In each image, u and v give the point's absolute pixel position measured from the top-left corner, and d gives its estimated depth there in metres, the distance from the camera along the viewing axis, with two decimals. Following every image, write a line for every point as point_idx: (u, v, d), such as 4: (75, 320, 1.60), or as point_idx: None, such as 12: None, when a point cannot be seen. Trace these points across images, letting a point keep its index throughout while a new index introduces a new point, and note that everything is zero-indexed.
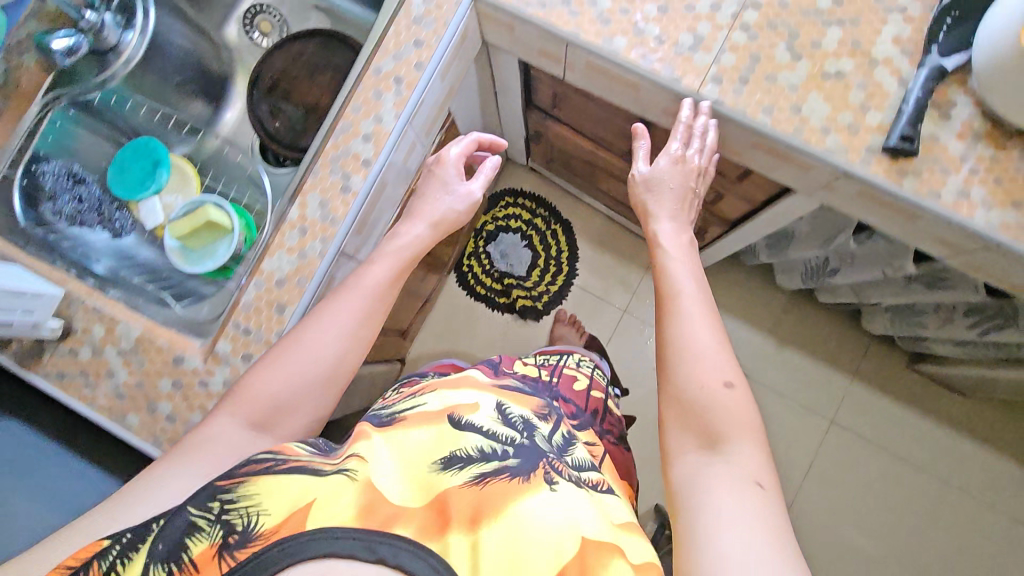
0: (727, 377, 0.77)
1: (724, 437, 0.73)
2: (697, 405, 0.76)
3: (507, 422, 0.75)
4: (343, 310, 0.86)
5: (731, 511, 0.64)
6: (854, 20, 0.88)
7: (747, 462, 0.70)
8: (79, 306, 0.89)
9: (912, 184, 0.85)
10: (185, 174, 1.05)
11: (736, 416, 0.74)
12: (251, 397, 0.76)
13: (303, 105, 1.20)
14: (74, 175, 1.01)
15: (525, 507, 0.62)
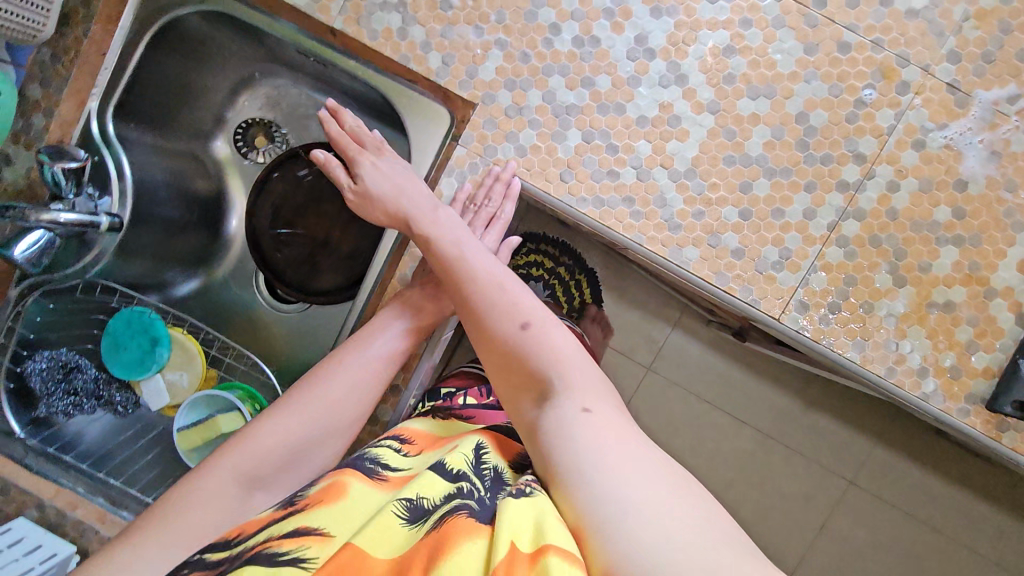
0: (523, 318, 0.64)
1: (558, 374, 0.59)
2: (517, 348, 0.62)
3: (477, 472, 0.58)
4: (364, 374, 0.74)
5: (601, 457, 0.50)
6: (977, 238, 0.73)
7: (582, 382, 0.59)
8: (94, 535, 0.82)
9: (1013, 440, 0.74)
10: (189, 351, 0.96)
11: (556, 352, 0.61)
12: (257, 449, 0.65)
13: (312, 238, 1.06)
14: (65, 363, 0.91)
15: (480, 547, 0.47)
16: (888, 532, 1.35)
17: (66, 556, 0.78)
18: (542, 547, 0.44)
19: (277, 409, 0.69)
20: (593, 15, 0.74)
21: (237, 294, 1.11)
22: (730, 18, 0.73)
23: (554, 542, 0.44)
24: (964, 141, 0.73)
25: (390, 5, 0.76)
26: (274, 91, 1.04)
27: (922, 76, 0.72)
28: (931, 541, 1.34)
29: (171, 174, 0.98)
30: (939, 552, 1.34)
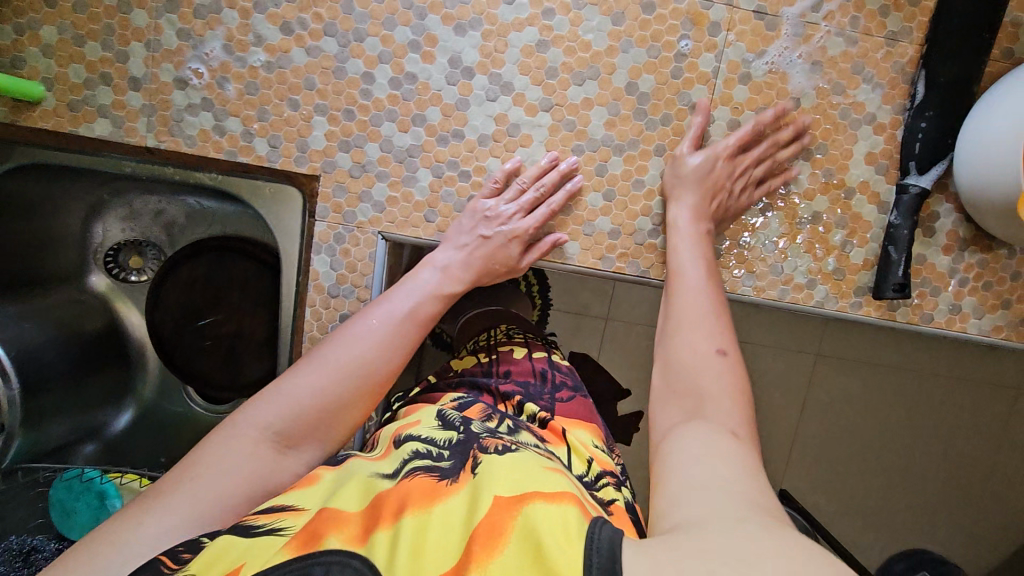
0: (718, 344, 0.61)
1: (724, 403, 0.55)
2: (705, 366, 0.59)
3: (446, 425, 0.60)
4: (397, 338, 0.67)
5: (727, 456, 0.47)
6: (822, 146, 0.76)
7: (736, 414, 0.54)
8: None
9: (906, 314, 0.79)
10: (140, 492, 0.96)
11: (735, 386, 0.57)
12: (287, 401, 0.59)
13: (220, 340, 1.04)
14: (21, 548, 0.90)
15: (455, 503, 0.46)
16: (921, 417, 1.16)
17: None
18: (527, 495, 0.44)
19: (304, 365, 0.63)
20: (400, 52, 0.73)
21: (173, 410, 1.07)
22: (532, 13, 0.73)
23: (536, 490, 0.44)
24: (786, 61, 0.75)
25: (197, 106, 0.74)
26: (127, 207, 0.99)
27: (728, 12, 0.74)
28: (965, 420, 1.16)
29: (57, 325, 0.93)
30: (979, 433, 1.16)
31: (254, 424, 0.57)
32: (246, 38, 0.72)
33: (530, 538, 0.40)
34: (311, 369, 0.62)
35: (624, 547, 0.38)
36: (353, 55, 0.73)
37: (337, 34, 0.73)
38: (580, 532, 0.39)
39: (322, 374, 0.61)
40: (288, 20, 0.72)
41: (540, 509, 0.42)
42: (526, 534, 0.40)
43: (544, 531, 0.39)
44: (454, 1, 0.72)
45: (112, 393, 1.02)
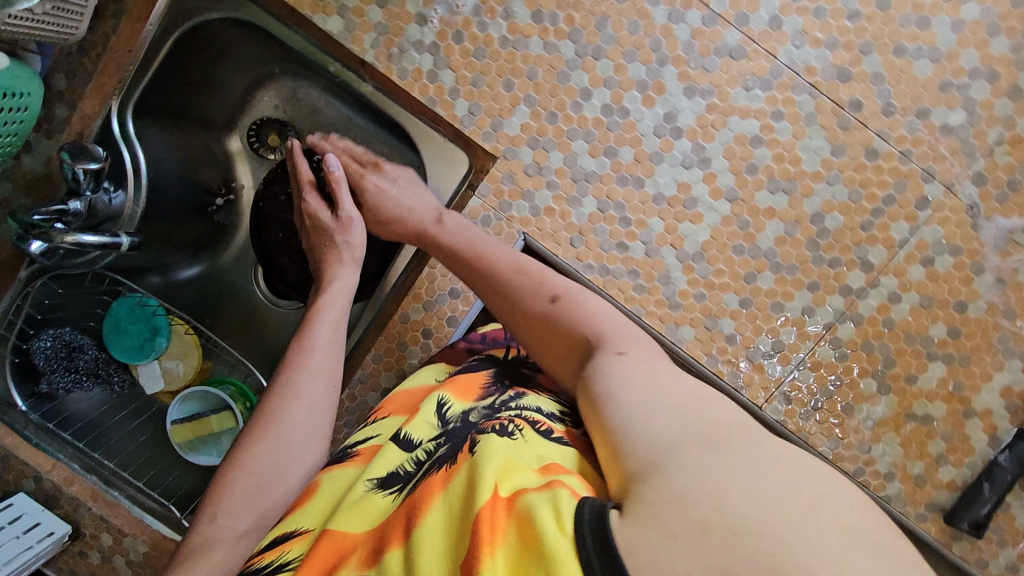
0: (550, 291, 0.60)
1: (614, 330, 0.56)
2: (551, 321, 0.58)
3: (440, 417, 0.57)
4: (309, 354, 0.66)
5: (648, 393, 0.47)
6: (966, 359, 0.75)
7: (622, 334, 0.55)
8: (86, 511, 0.86)
9: (963, 550, 0.77)
10: (187, 344, 1.00)
11: (590, 313, 0.57)
12: (218, 492, 0.57)
13: (286, 219, 1.05)
14: (69, 342, 0.95)
15: (456, 493, 0.45)
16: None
17: (60, 536, 0.84)
18: (523, 488, 0.43)
19: (234, 451, 0.60)
20: (626, 85, 0.74)
21: (236, 280, 1.09)
22: (762, 108, 0.73)
23: (528, 483, 0.43)
24: (975, 265, 0.73)
25: (425, 46, 0.76)
26: (292, 91, 1.01)
27: (944, 194, 0.73)
28: None
29: (182, 161, 0.97)
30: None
31: (206, 526, 0.56)
32: (498, 7, 0.74)
33: (527, 526, 0.39)
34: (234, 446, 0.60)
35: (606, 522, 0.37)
36: (584, 67, 0.74)
37: (579, 43, 0.74)
38: (568, 522, 0.38)
39: (240, 447, 0.59)
40: (543, 10, 0.74)
41: (537, 497, 0.41)
42: (521, 534, 0.39)
43: (535, 527, 0.38)
44: (698, 64, 0.73)
45: (203, 244, 1.06)
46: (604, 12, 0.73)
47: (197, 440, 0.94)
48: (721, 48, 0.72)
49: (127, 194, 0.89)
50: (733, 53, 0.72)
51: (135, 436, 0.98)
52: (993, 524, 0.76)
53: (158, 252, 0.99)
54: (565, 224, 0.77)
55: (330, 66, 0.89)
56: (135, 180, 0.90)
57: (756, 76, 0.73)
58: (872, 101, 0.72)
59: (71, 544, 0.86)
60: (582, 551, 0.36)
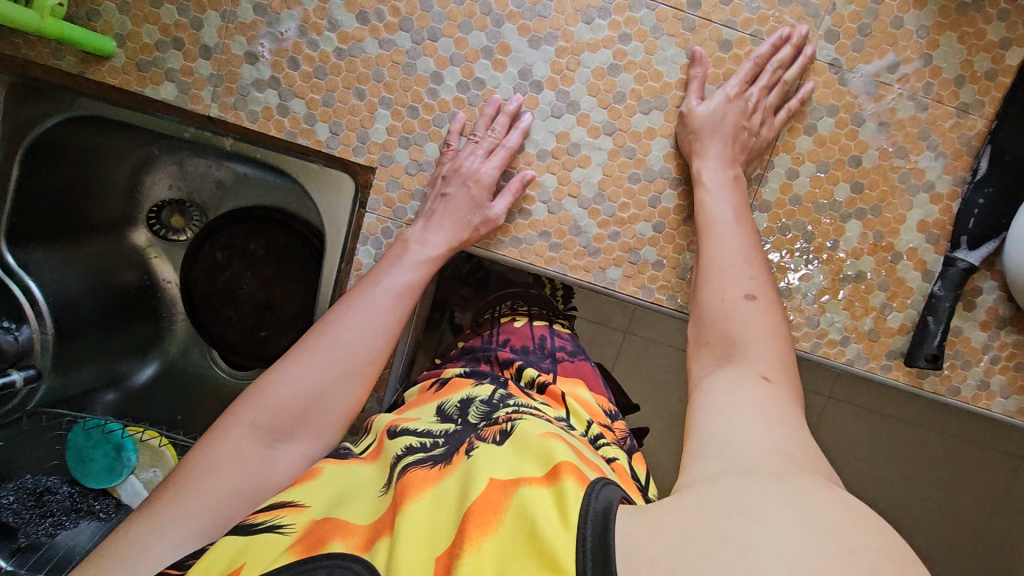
0: (746, 289, 0.63)
1: (783, 369, 0.57)
2: (719, 307, 0.63)
3: (444, 418, 0.60)
4: (388, 315, 0.67)
5: (764, 412, 0.49)
6: (877, 208, 0.76)
7: (764, 359, 0.57)
8: None
9: (933, 384, 0.79)
10: (157, 451, 0.98)
11: (758, 329, 0.60)
12: (270, 401, 0.59)
13: (220, 293, 1.05)
14: (35, 488, 0.92)
15: (450, 487, 0.47)
16: (918, 471, 1.13)
17: None
18: (522, 478, 0.45)
19: (291, 355, 0.63)
20: (472, 57, 0.73)
21: (195, 366, 1.08)
22: (609, 35, 0.73)
23: (529, 474, 0.45)
24: (856, 118, 0.75)
25: (265, 83, 0.74)
26: (178, 166, 0.99)
27: (805, 61, 0.73)
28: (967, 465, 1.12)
29: (89, 273, 0.95)
30: (984, 501, 1.12)
31: (242, 427, 0.58)
32: (321, 21, 0.72)
33: (524, 518, 0.40)
34: (296, 365, 0.62)
35: (611, 515, 0.39)
36: (425, 52, 0.73)
37: (412, 31, 0.72)
38: (574, 505, 0.40)
39: (302, 371, 0.61)
40: (365, 9, 0.72)
41: (532, 491, 0.42)
42: (520, 515, 0.41)
43: (535, 517, 0.40)
44: (533, 13, 0.72)
45: (142, 344, 1.04)
46: None
47: None
48: None
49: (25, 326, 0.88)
50: None
51: None
52: (952, 350, 0.79)
53: (97, 370, 0.98)
54: None
55: (181, 132, 0.87)
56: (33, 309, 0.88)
57: (592, 6, 0.72)
58: None
59: None
60: (580, 545, 0.36)
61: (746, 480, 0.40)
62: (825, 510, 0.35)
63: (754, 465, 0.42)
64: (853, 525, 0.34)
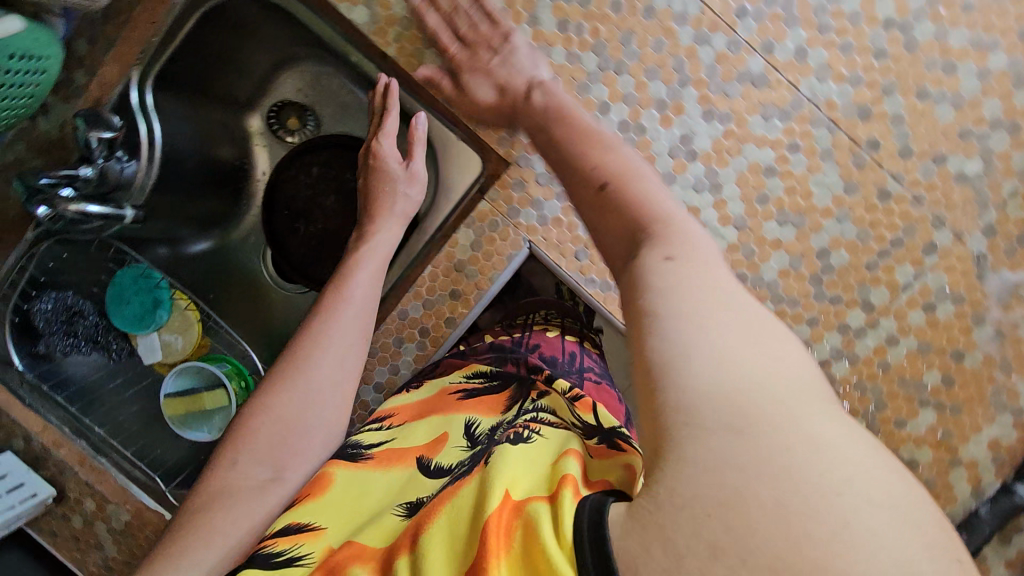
0: (603, 176, 0.53)
1: (677, 230, 0.48)
2: (597, 212, 0.53)
3: (469, 437, 0.64)
4: (353, 319, 0.71)
5: (706, 315, 0.40)
6: (958, 408, 0.75)
7: (695, 244, 0.46)
8: (72, 475, 0.86)
9: None
10: (188, 319, 1.01)
11: (647, 205, 0.50)
12: (251, 436, 0.64)
13: (300, 208, 1.06)
14: (70, 307, 0.95)
15: (463, 502, 0.50)
16: None
17: (40, 497, 0.84)
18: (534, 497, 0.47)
19: (262, 393, 0.67)
20: (645, 103, 0.74)
21: (242, 260, 1.10)
22: (779, 138, 0.73)
23: (540, 492, 0.47)
24: (976, 315, 0.73)
25: (448, 45, 0.76)
26: (315, 76, 1.02)
27: (953, 242, 0.72)
28: None
29: (199, 135, 0.98)
30: None
31: (234, 463, 0.63)
32: (524, 12, 0.74)
33: (529, 531, 0.42)
34: (271, 394, 0.66)
35: (604, 518, 0.38)
36: (604, 80, 0.74)
37: (602, 56, 0.74)
38: (569, 516, 0.41)
39: (274, 401, 0.66)
40: (569, 19, 0.74)
41: (543, 506, 0.44)
42: (528, 530, 0.42)
43: (538, 530, 0.41)
44: (719, 88, 0.73)
45: (212, 218, 1.06)
46: (629, 27, 0.73)
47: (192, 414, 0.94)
48: (744, 74, 0.72)
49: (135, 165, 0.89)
50: (755, 80, 0.72)
51: (127, 405, 0.98)
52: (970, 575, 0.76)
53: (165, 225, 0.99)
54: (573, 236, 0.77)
55: (346, 54, 0.89)
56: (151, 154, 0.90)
57: (776, 106, 0.72)
58: (890, 141, 0.72)
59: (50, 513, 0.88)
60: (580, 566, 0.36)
61: (713, 440, 0.35)
62: (801, 449, 0.34)
63: (714, 394, 0.36)
64: (843, 461, 0.34)
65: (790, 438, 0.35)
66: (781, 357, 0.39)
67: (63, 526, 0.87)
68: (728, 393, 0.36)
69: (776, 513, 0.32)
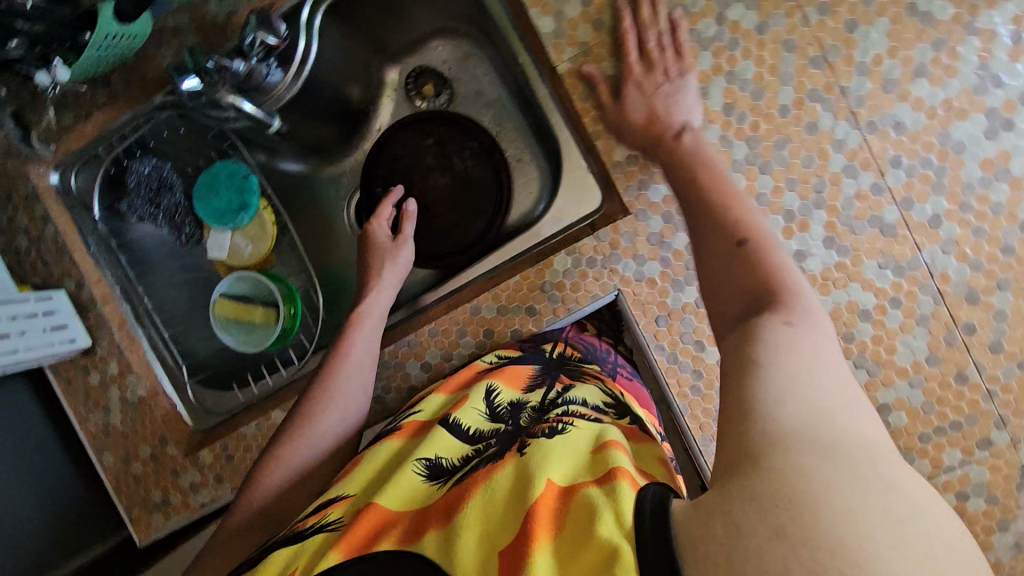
0: (742, 237, 0.61)
1: (801, 301, 0.55)
2: (727, 262, 0.60)
3: (495, 416, 0.69)
4: (365, 368, 0.80)
5: (812, 373, 0.46)
6: None
7: (810, 321, 0.52)
8: (107, 334, 0.91)
9: None
10: (265, 230, 1.03)
11: (772, 272, 0.57)
12: (266, 478, 0.72)
13: (400, 170, 1.07)
14: (161, 178, 0.99)
15: (501, 484, 0.54)
16: None
17: (77, 345, 0.88)
18: (580, 483, 0.50)
19: (273, 445, 0.74)
20: (776, 207, 0.76)
21: (327, 197, 1.11)
22: (885, 288, 0.74)
23: (586, 480, 0.50)
24: (1004, 522, 0.75)
25: (614, 85, 0.79)
26: (464, 55, 1.07)
27: (1007, 445, 0.74)
28: None
29: (341, 68, 1.00)
30: None
31: (250, 503, 0.71)
32: (698, 82, 0.76)
33: (585, 514, 0.45)
34: (278, 444, 0.74)
35: (666, 510, 0.42)
36: (746, 172, 0.76)
37: (753, 151, 0.76)
38: (627, 506, 0.44)
39: (281, 449, 0.73)
40: (735, 105, 0.76)
41: (594, 492, 0.48)
42: (583, 513, 0.46)
43: (597, 514, 0.44)
44: (848, 222, 0.75)
45: (318, 151, 1.08)
46: (788, 134, 0.75)
47: (239, 323, 0.97)
48: (876, 218, 0.74)
49: (278, 76, 0.90)
50: (884, 228, 0.74)
51: (178, 289, 1.01)
52: None
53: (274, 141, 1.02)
54: (661, 303, 0.79)
55: (515, 50, 0.89)
56: (297, 70, 0.90)
57: (894, 259, 0.74)
58: (986, 331, 0.73)
59: (72, 362, 0.93)
60: (639, 547, 0.40)
61: (798, 458, 0.38)
62: (870, 470, 0.38)
63: (813, 435, 0.40)
64: (913, 512, 0.36)
65: (862, 462, 0.39)
66: (860, 419, 0.44)
67: (82, 377, 0.92)
68: (809, 425, 0.41)
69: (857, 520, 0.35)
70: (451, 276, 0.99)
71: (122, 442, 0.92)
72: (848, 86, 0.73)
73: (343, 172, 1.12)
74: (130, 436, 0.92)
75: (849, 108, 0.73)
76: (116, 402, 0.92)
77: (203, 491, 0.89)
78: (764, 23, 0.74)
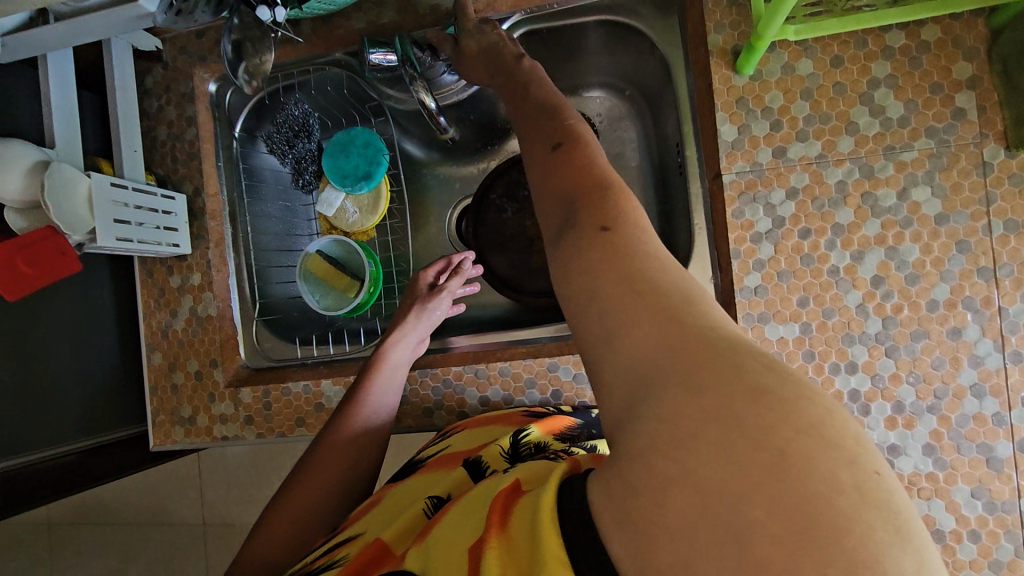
0: (553, 140, 0.50)
1: (625, 198, 0.43)
2: (551, 167, 0.48)
3: (514, 456, 0.66)
4: (385, 398, 0.82)
5: (632, 287, 0.36)
6: None
7: (627, 214, 0.42)
8: (203, 247, 0.94)
9: None
10: (377, 206, 1.01)
11: (587, 163, 0.47)
12: (284, 502, 0.73)
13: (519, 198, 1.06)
14: (304, 123, 0.97)
15: (468, 499, 0.48)
16: None
17: (177, 250, 0.91)
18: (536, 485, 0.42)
19: (294, 473, 0.76)
20: (888, 394, 0.74)
21: (441, 197, 1.11)
22: (969, 518, 0.71)
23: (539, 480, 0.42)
24: None
25: (772, 212, 0.77)
26: (622, 116, 1.03)
27: None
28: None
29: None
30: None
31: (265, 525, 0.71)
32: (857, 244, 0.75)
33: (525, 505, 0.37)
34: (297, 472, 0.75)
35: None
36: (871, 348, 0.74)
37: (886, 330, 0.74)
38: (555, 482, 0.36)
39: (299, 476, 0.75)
40: (885, 280, 0.74)
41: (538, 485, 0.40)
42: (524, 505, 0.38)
43: (530, 505, 0.36)
44: (956, 438, 0.72)
45: (454, 151, 1.08)
46: (928, 329, 0.73)
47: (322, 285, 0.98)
48: (987, 447, 0.71)
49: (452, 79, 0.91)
50: (991, 459, 0.71)
51: (279, 228, 1.03)
52: None
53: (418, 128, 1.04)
54: None
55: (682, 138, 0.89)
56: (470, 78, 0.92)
57: (990, 493, 0.71)
58: None
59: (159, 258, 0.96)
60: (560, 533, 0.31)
61: (652, 406, 0.29)
62: (724, 379, 0.29)
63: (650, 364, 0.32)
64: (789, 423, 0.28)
65: (745, 370, 0.30)
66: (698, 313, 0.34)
67: (164, 276, 0.95)
68: (658, 340, 0.32)
69: (739, 461, 0.26)
70: (533, 322, 0.99)
71: (176, 348, 0.95)
72: (1008, 309, 0.71)
73: (467, 178, 1.11)
74: (185, 346, 0.94)
75: (1000, 330, 0.71)
76: (185, 311, 0.95)
77: (229, 425, 0.92)
78: (946, 215, 0.73)
